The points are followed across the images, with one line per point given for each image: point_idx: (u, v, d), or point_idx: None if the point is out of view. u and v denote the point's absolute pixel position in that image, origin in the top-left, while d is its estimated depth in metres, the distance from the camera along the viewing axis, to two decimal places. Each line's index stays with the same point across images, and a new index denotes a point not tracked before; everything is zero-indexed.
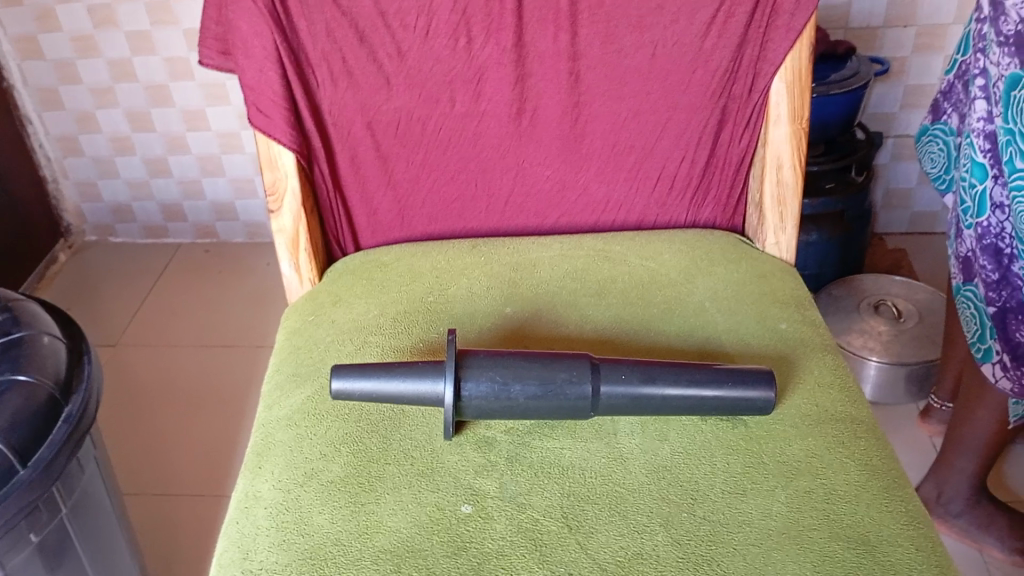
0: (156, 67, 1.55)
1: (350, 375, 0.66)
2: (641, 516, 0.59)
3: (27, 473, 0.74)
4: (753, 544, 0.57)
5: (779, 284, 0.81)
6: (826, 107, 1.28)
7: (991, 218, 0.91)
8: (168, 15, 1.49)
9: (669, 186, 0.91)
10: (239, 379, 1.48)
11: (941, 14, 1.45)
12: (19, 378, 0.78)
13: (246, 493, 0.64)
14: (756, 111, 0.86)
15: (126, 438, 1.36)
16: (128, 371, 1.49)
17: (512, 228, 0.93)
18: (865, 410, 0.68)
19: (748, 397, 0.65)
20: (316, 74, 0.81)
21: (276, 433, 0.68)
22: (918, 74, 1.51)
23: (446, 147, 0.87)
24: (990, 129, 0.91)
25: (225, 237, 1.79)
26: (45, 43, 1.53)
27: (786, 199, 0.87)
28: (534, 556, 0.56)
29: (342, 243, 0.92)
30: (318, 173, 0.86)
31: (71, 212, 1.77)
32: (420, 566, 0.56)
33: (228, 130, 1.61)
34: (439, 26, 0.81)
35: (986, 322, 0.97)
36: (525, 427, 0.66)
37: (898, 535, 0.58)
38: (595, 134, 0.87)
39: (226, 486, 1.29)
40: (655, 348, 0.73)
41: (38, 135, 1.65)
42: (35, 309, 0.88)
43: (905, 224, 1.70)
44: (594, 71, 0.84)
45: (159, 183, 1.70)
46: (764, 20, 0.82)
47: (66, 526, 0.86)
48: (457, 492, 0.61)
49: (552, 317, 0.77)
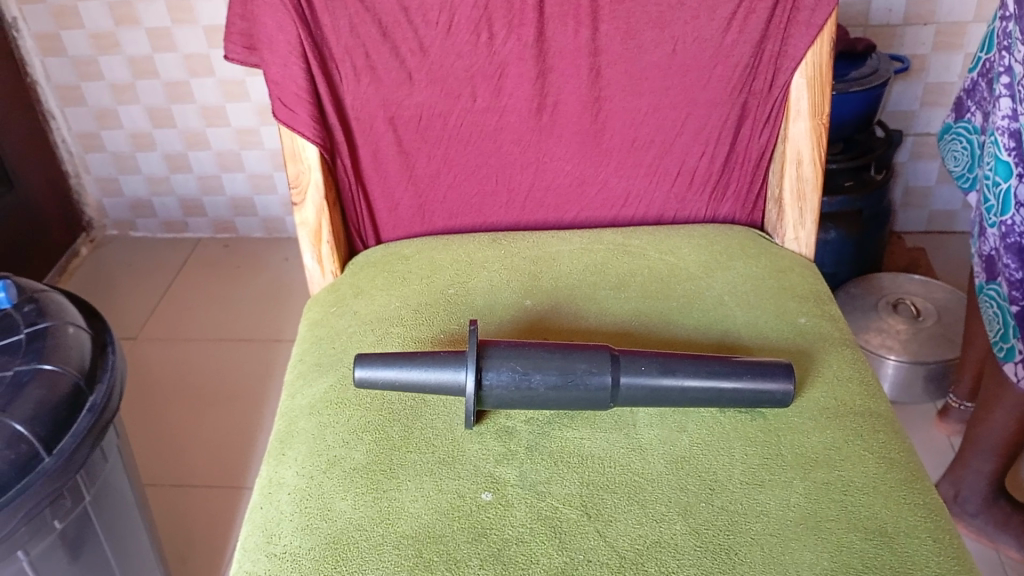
0: (177, 63, 1.56)
1: (374, 364, 0.67)
2: (660, 506, 0.59)
3: (52, 461, 0.75)
4: (771, 534, 0.57)
5: (798, 279, 0.81)
6: (844, 105, 1.27)
7: (1015, 216, 0.91)
8: (188, 11, 1.50)
9: (688, 181, 0.91)
10: (256, 372, 1.49)
11: (963, 11, 1.44)
12: (44, 368, 0.79)
13: (270, 479, 0.65)
14: (776, 106, 0.86)
15: (144, 431, 1.38)
16: (147, 363, 1.51)
17: (532, 223, 0.94)
18: (884, 404, 0.68)
19: (766, 389, 0.65)
20: (339, 69, 0.82)
21: (299, 421, 0.69)
22: (938, 72, 1.51)
23: (467, 141, 0.88)
24: (1014, 128, 0.90)
25: (244, 233, 1.81)
26: (68, 39, 1.55)
27: (806, 194, 0.88)
28: (553, 543, 0.57)
29: (363, 236, 0.93)
30: (340, 166, 0.87)
31: (92, 207, 1.80)
32: (441, 552, 0.57)
33: (247, 126, 1.63)
34: (462, 22, 0.81)
35: (1009, 321, 0.97)
36: (545, 417, 0.67)
37: (917, 527, 0.58)
38: (614, 129, 0.88)
39: (244, 478, 1.30)
40: (674, 341, 0.73)
41: (60, 131, 1.67)
42: (59, 300, 0.89)
43: (924, 223, 1.69)
44: (614, 67, 0.85)
45: (179, 179, 1.72)
46: (786, 16, 0.82)
47: (88, 514, 0.87)
48: (477, 480, 0.62)
49: (571, 310, 0.77)
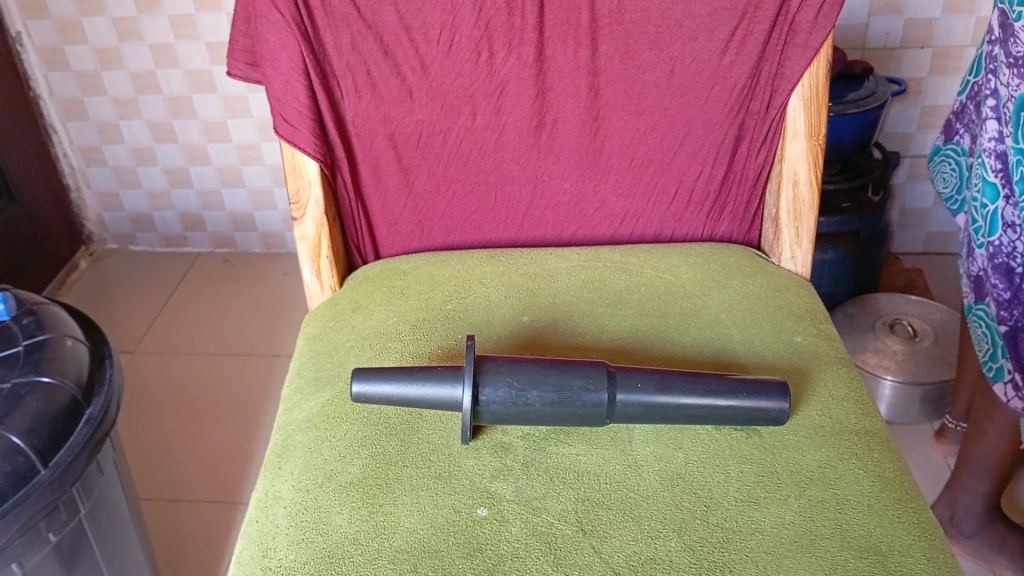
0: (180, 79, 1.57)
1: (371, 379, 0.68)
2: (655, 523, 0.59)
3: (47, 474, 0.75)
4: (766, 551, 0.57)
5: (794, 298, 0.81)
6: (842, 127, 1.28)
7: (1003, 237, 0.92)
8: (192, 28, 1.52)
9: (686, 200, 0.92)
10: (255, 387, 1.49)
11: (959, 35, 1.45)
12: (41, 380, 0.79)
13: (266, 493, 0.65)
14: (773, 127, 0.87)
15: (142, 444, 1.38)
16: (145, 377, 1.51)
17: (530, 240, 0.94)
18: (878, 424, 0.68)
19: (762, 408, 0.65)
20: (341, 85, 0.83)
21: (295, 435, 0.69)
22: (934, 94, 1.52)
23: (466, 158, 0.89)
24: (1000, 149, 0.92)
25: (243, 248, 1.81)
26: (72, 54, 1.57)
27: (802, 214, 0.88)
28: (548, 558, 0.57)
29: (363, 252, 0.93)
30: (341, 182, 0.87)
31: (92, 220, 1.80)
32: (436, 567, 0.57)
33: (249, 141, 1.64)
34: (462, 40, 0.82)
35: (998, 341, 0.98)
36: (541, 433, 0.67)
37: (910, 546, 0.58)
38: (612, 148, 0.89)
39: (240, 493, 1.30)
40: (671, 358, 0.74)
41: (62, 145, 1.68)
42: (58, 312, 0.89)
43: (921, 244, 1.70)
44: (613, 86, 0.86)
45: (179, 193, 1.73)
46: (783, 38, 0.83)
47: (83, 527, 0.87)
48: (473, 495, 0.62)
49: (567, 326, 0.78)
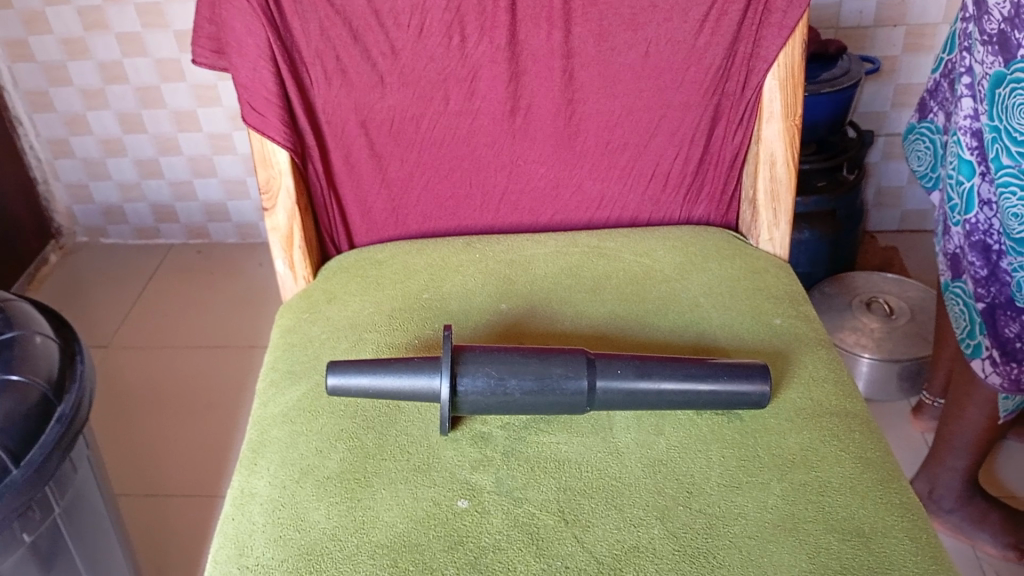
0: (147, 68, 1.54)
1: (347, 371, 0.66)
2: (638, 510, 0.59)
3: (20, 473, 0.73)
4: (749, 537, 0.57)
5: (774, 280, 0.81)
6: (815, 106, 1.28)
7: (980, 214, 0.93)
8: (159, 16, 1.48)
9: (663, 182, 0.91)
10: (232, 379, 1.47)
11: (931, 13, 1.46)
12: (10, 378, 0.77)
13: (241, 490, 0.64)
14: (749, 108, 0.87)
15: (118, 440, 1.36)
16: (118, 372, 1.49)
17: (506, 226, 0.93)
18: (858, 404, 0.68)
19: (743, 391, 0.65)
20: (310, 72, 0.81)
21: (272, 430, 0.68)
22: (907, 72, 1.52)
23: (440, 144, 0.87)
24: (976, 127, 0.92)
25: (217, 239, 1.78)
26: (36, 44, 1.53)
27: (780, 195, 0.88)
28: (530, 549, 0.57)
29: (336, 241, 0.92)
30: (312, 170, 0.86)
31: (62, 214, 1.77)
32: (417, 561, 0.56)
33: (220, 131, 1.61)
34: (433, 25, 0.81)
35: (976, 317, 0.98)
36: (520, 422, 0.66)
37: (893, 527, 0.58)
38: (588, 131, 0.88)
39: (220, 486, 1.28)
40: (650, 343, 0.73)
41: (28, 137, 1.64)
42: (26, 308, 0.87)
43: (897, 223, 1.71)
44: (587, 69, 0.84)
45: (150, 185, 1.69)
46: (757, 18, 0.82)
47: (58, 526, 0.85)
48: (453, 488, 0.61)
49: (546, 313, 0.77)
